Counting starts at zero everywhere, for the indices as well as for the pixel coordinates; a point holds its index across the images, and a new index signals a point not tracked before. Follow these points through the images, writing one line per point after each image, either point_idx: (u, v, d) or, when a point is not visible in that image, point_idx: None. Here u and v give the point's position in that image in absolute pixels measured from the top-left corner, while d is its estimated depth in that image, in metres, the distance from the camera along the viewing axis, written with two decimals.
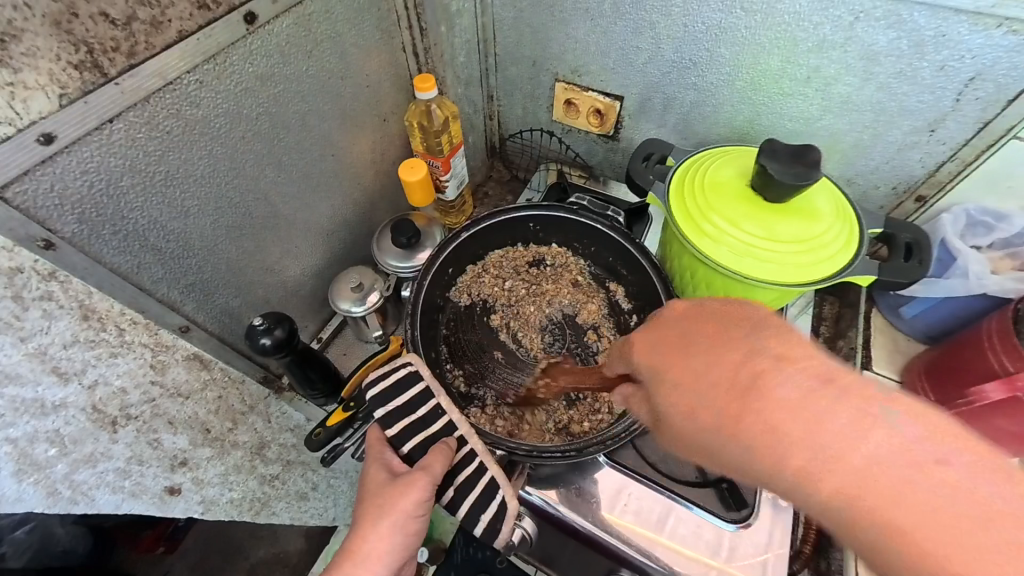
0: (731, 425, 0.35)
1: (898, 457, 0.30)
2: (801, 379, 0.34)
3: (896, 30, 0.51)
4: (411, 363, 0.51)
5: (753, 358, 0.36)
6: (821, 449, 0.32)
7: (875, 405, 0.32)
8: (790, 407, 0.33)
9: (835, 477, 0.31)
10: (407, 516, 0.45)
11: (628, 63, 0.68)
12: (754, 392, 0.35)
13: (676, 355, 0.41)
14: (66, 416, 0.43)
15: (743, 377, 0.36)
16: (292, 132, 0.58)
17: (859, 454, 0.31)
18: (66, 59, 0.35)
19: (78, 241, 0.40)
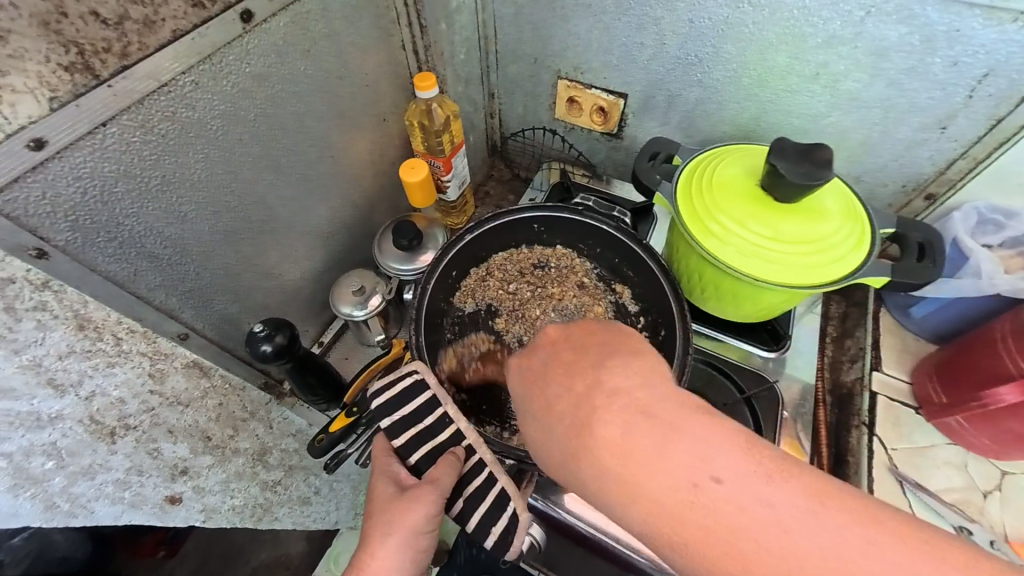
0: (599, 495, 0.29)
1: (768, 519, 0.25)
2: (659, 431, 0.27)
3: (908, 25, 0.50)
4: (417, 370, 0.50)
5: (614, 406, 0.29)
6: (684, 517, 0.26)
7: (734, 446, 0.27)
8: (645, 472, 0.27)
9: (709, 556, 0.25)
10: (416, 531, 0.44)
11: (632, 60, 0.67)
12: (616, 457, 0.28)
13: (537, 400, 0.33)
14: (63, 429, 0.42)
15: (605, 441, 0.28)
16: (289, 133, 0.57)
17: (737, 526, 0.25)
18: (55, 61, 0.33)
19: (72, 250, 0.39)
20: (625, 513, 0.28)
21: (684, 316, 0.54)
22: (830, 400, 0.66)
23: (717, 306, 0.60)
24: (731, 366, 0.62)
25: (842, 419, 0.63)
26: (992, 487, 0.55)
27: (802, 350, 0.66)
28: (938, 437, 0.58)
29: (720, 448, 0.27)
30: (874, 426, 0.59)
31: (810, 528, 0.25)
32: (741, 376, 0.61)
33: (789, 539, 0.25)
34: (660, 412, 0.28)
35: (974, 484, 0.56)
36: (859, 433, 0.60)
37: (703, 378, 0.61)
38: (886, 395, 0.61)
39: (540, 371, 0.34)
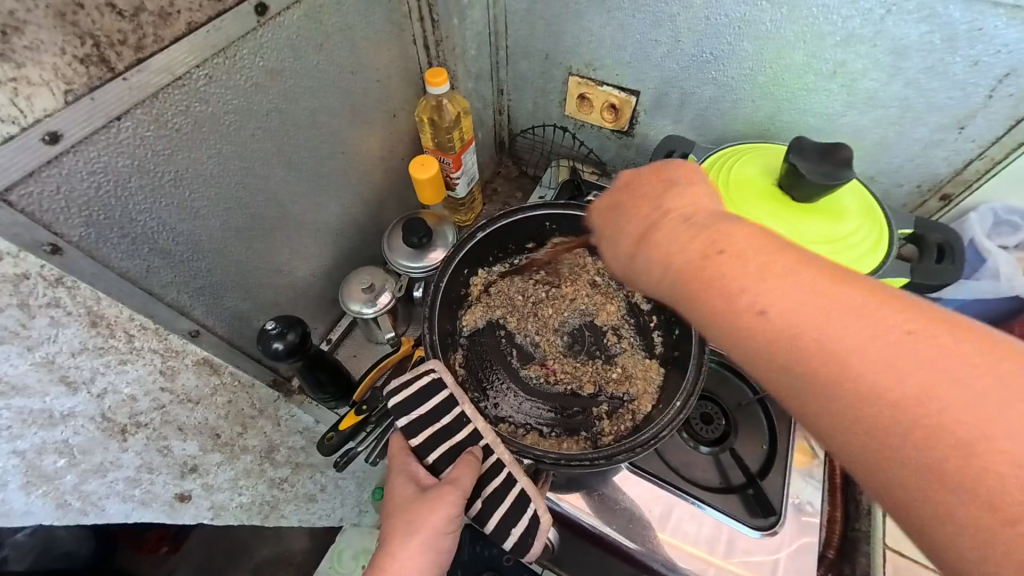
0: (650, 275, 0.38)
1: (781, 275, 0.30)
2: (710, 226, 0.35)
3: (930, 23, 0.50)
4: (435, 368, 0.49)
5: (669, 215, 0.38)
6: (718, 284, 0.32)
7: (770, 237, 0.33)
8: (688, 250, 0.35)
9: (716, 299, 0.32)
10: (439, 531, 0.45)
11: (646, 57, 0.66)
12: (666, 240, 0.36)
13: (613, 224, 0.43)
14: (75, 426, 0.42)
15: (658, 239, 0.37)
16: (301, 129, 0.56)
17: (755, 283, 0.31)
18: (71, 53, 0.33)
19: (86, 245, 0.39)
20: (663, 281, 0.36)
21: None
22: None
23: None
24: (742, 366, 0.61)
25: None
26: None
27: None
28: None
29: (753, 240, 0.33)
30: None
31: (815, 292, 0.29)
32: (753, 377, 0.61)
33: (798, 286, 0.30)
34: (702, 220, 0.36)
35: None
36: None
37: (716, 378, 0.61)
38: None
39: (620, 202, 0.43)
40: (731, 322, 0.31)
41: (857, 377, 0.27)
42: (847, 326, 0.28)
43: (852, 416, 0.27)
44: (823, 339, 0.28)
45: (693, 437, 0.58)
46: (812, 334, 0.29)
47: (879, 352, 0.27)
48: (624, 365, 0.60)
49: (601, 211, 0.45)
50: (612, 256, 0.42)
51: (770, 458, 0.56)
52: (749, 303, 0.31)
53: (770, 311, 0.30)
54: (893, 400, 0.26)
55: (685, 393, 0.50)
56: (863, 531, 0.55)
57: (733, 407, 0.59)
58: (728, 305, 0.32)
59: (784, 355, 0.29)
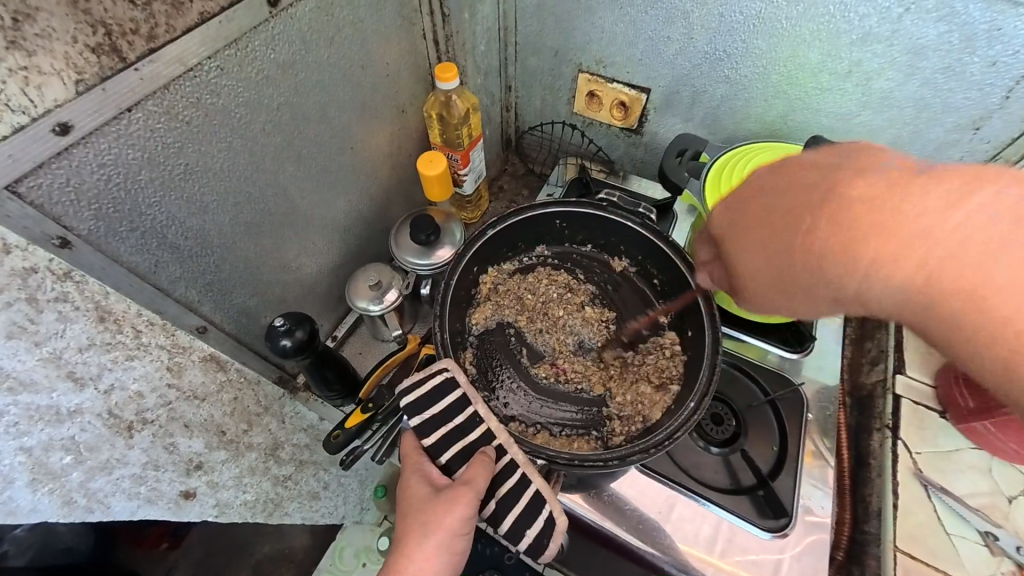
0: (841, 259, 0.35)
1: (972, 225, 0.31)
2: (897, 188, 0.33)
3: (948, 23, 0.49)
4: (448, 368, 0.49)
5: (859, 184, 0.35)
6: (949, 255, 0.32)
7: (988, 191, 0.32)
8: (900, 224, 0.32)
9: (948, 275, 0.32)
10: (453, 533, 0.45)
11: (657, 54, 0.66)
12: (847, 213, 0.34)
13: (760, 215, 0.40)
14: (82, 423, 0.41)
15: (850, 215, 0.34)
16: (312, 123, 0.55)
17: (989, 253, 0.31)
18: (83, 42, 0.32)
19: (95, 239, 0.38)
20: (844, 252, 0.34)
21: (711, 318, 0.53)
22: (848, 401, 0.67)
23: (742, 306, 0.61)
24: (752, 367, 0.61)
25: (862, 422, 0.64)
26: (1017, 492, 0.54)
27: (827, 351, 0.63)
28: (963, 441, 0.57)
29: (976, 200, 0.31)
30: (898, 429, 0.59)
31: None
32: (764, 377, 0.60)
33: (983, 237, 0.31)
34: (904, 185, 0.33)
35: (998, 489, 0.54)
36: (882, 436, 0.59)
37: (725, 378, 0.61)
38: (911, 398, 0.60)
39: (766, 183, 0.41)
40: (912, 282, 0.33)
41: (1016, 308, 0.31)
42: (1011, 265, 0.30)
43: (1013, 345, 0.31)
44: (997, 281, 0.31)
45: (703, 438, 0.57)
46: (977, 276, 0.31)
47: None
48: (634, 364, 0.60)
49: (732, 209, 0.43)
50: (766, 245, 0.39)
51: (780, 460, 0.55)
52: (928, 260, 0.32)
53: (950, 265, 0.32)
54: (1014, 326, 0.31)
55: (698, 393, 0.50)
56: (873, 533, 0.55)
57: (743, 408, 0.59)
58: (919, 268, 0.32)
59: (959, 300, 0.32)
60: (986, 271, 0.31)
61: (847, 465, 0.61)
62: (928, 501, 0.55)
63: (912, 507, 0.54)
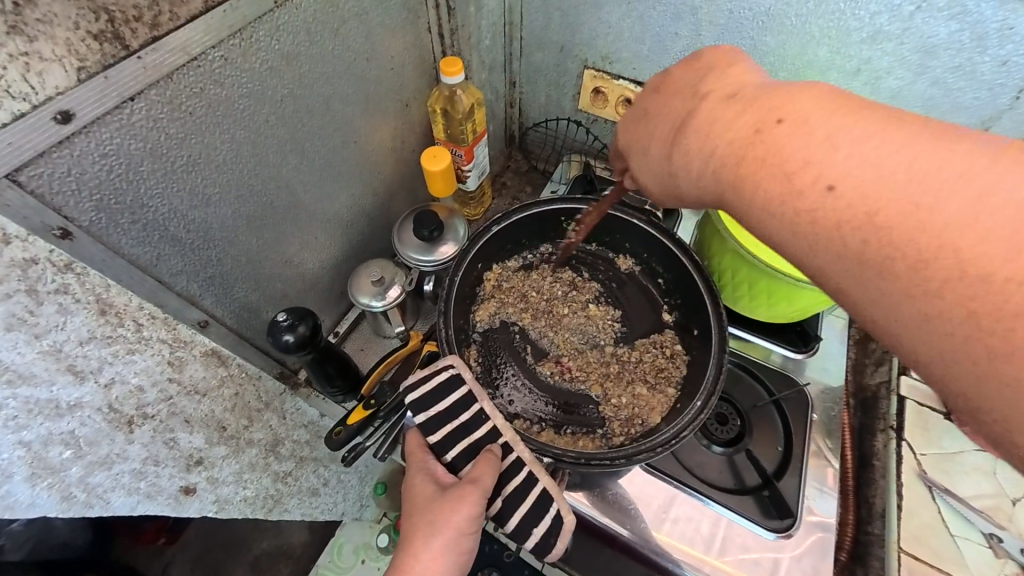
0: (689, 168, 0.37)
1: (804, 121, 0.31)
2: (735, 103, 0.35)
3: (960, 22, 0.49)
4: (453, 365, 0.48)
5: (703, 101, 0.38)
6: (768, 151, 0.32)
7: (815, 93, 0.32)
8: (725, 129, 0.34)
9: (770, 172, 0.31)
10: (460, 531, 0.44)
11: (665, 51, 0.65)
12: (698, 126, 0.37)
13: (641, 139, 0.43)
14: (82, 417, 0.40)
15: (693, 127, 0.37)
16: (315, 116, 0.54)
17: (803, 144, 0.30)
18: (85, 29, 0.31)
19: (97, 230, 0.37)
20: (688, 159, 0.37)
21: (720, 318, 0.53)
22: (853, 402, 0.67)
23: (746, 306, 0.60)
24: (758, 367, 0.61)
25: (867, 423, 0.63)
26: (1021, 494, 0.54)
27: (832, 351, 0.63)
28: (967, 443, 0.57)
29: (800, 100, 0.32)
30: (902, 430, 0.59)
31: (871, 136, 0.29)
32: (770, 378, 0.60)
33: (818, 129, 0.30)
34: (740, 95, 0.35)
35: (1002, 491, 0.54)
36: (886, 437, 0.59)
37: (731, 378, 0.60)
38: (915, 399, 0.60)
39: (643, 111, 0.43)
40: (738, 176, 0.33)
41: (837, 192, 0.29)
42: (846, 154, 0.29)
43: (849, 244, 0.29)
44: (825, 168, 0.29)
45: (707, 437, 0.57)
46: (807, 164, 0.30)
47: (873, 167, 0.28)
48: (638, 362, 0.60)
49: (626, 126, 0.45)
50: (642, 165, 0.43)
51: (786, 460, 0.55)
52: (756, 154, 0.32)
53: (779, 156, 0.31)
54: (867, 221, 0.28)
55: (705, 392, 0.49)
56: (877, 534, 0.55)
57: (748, 407, 0.59)
58: (742, 162, 0.33)
59: (785, 196, 0.31)
60: (804, 166, 0.30)
61: (851, 466, 0.61)
62: (931, 502, 0.55)
63: (916, 509, 0.54)
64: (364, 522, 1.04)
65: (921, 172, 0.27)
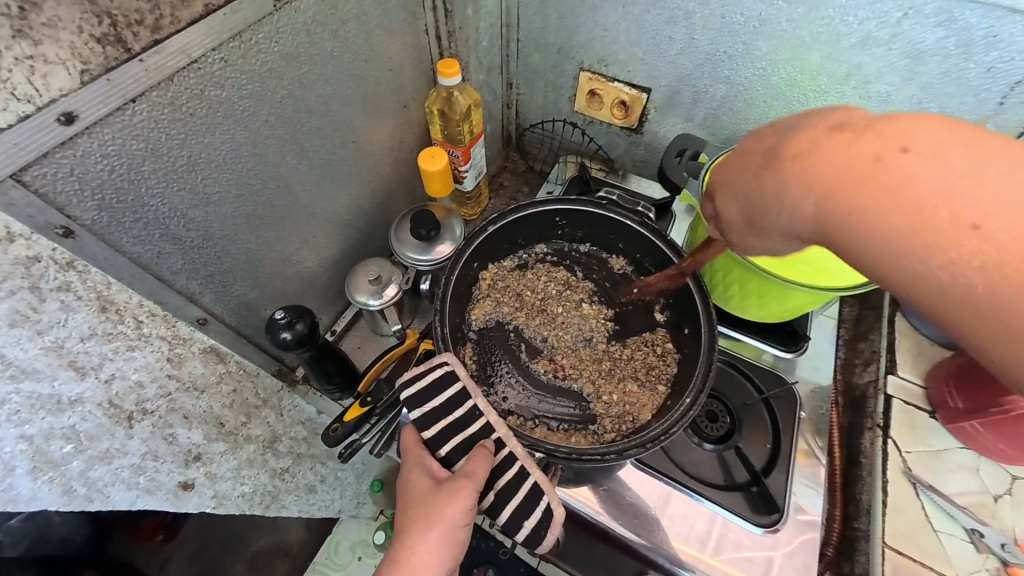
0: (792, 201, 0.34)
1: (933, 152, 0.29)
2: (845, 132, 0.33)
3: (946, 28, 0.50)
4: (448, 362, 0.49)
5: (800, 131, 0.35)
6: (897, 185, 0.29)
7: (932, 122, 0.30)
8: (839, 159, 0.32)
9: (898, 207, 0.29)
10: (454, 523, 0.45)
11: (660, 54, 0.66)
12: (797, 157, 0.34)
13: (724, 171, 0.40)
14: (83, 412, 0.41)
15: (794, 157, 0.34)
16: (314, 116, 0.55)
17: (936, 178, 0.28)
18: (88, 32, 0.32)
19: (98, 229, 0.38)
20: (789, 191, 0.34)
21: (709, 317, 0.54)
22: (842, 401, 0.68)
23: (737, 305, 0.62)
24: (749, 366, 0.62)
25: (856, 421, 0.64)
26: (1003, 491, 0.55)
27: (821, 351, 0.64)
28: (953, 441, 0.58)
29: (919, 131, 0.30)
30: (889, 428, 0.60)
31: (998, 169, 0.28)
32: (760, 376, 0.61)
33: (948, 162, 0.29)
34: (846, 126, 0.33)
35: (986, 488, 0.56)
36: (872, 435, 0.60)
37: (722, 376, 0.61)
38: (902, 398, 0.61)
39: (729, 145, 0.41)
40: (859, 211, 0.31)
41: (975, 230, 0.27)
42: (981, 190, 0.28)
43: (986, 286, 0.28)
44: (962, 203, 0.28)
45: (698, 434, 0.58)
46: (940, 199, 0.28)
47: (1006, 202, 0.27)
48: (630, 360, 0.61)
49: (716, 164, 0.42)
50: (723, 198, 0.40)
51: (775, 457, 0.56)
52: (878, 187, 0.30)
53: (903, 189, 0.29)
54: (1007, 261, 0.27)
55: (694, 390, 0.50)
56: (863, 530, 0.56)
57: (738, 405, 0.60)
58: (867, 195, 0.30)
59: (917, 235, 0.29)
60: (940, 202, 0.28)
61: (839, 464, 0.62)
62: (916, 498, 0.56)
63: (901, 505, 0.56)
64: (361, 519, 1.04)
65: None
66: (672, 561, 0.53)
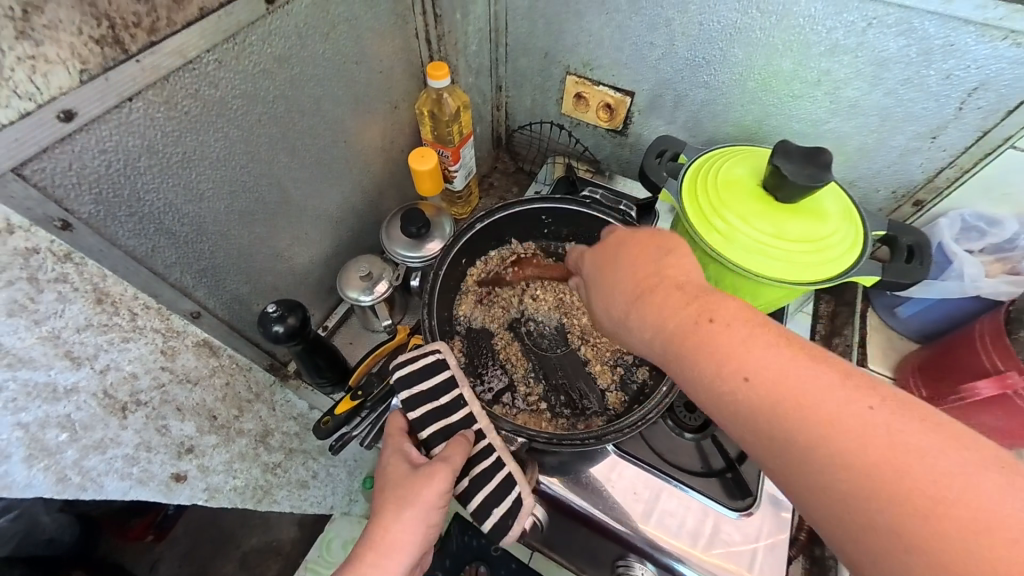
0: (642, 334, 0.41)
1: (745, 333, 0.36)
2: (688, 293, 0.39)
3: (907, 38, 0.53)
4: (439, 350, 0.53)
5: (663, 279, 0.41)
6: (712, 347, 0.36)
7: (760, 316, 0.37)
8: (678, 316, 0.38)
9: (713, 369, 0.35)
10: (430, 507, 0.46)
11: (641, 59, 0.68)
12: (655, 297, 0.40)
13: (607, 271, 0.46)
14: (78, 401, 0.42)
15: (650, 301, 0.40)
16: (306, 116, 0.57)
17: (747, 355, 0.35)
18: (88, 34, 0.34)
19: (94, 222, 0.40)
20: (640, 322, 0.41)
21: None
22: None
23: None
24: None
25: None
26: None
27: None
28: None
29: (742, 315, 0.37)
30: None
31: (812, 369, 0.33)
32: None
33: (767, 343, 0.35)
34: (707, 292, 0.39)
35: None
36: None
37: None
38: None
39: (614, 256, 0.46)
40: (689, 361, 0.37)
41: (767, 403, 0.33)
42: (784, 380, 0.33)
43: (779, 455, 0.33)
44: (761, 383, 0.34)
45: (677, 425, 0.60)
46: (744, 367, 0.34)
47: (797, 389, 0.33)
48: (612, 350, 0.63)
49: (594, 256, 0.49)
50: (601, 305, 0.45)
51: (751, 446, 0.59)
52: (704, 349, 0.36)
53: (716, 354, 0.36)
54: (777, 428, 0.33)
55: (672, 378, 0.53)
56: None
57: None
58: (696, 352, 0.36)
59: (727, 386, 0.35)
60: (742, 381, 0.34)
61: None
62: None
63: None
64: (353, 517, 1.04)
65: (859, 432, 0.30)
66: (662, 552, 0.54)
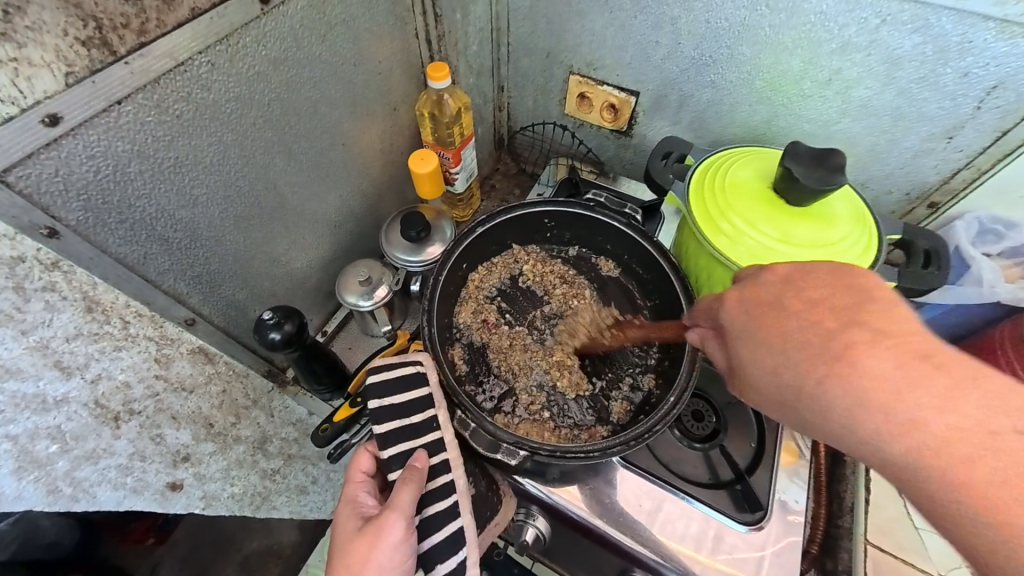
0: (845, 415, 0.32)
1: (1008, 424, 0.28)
2: (921, 364, 0.30)
3: (922, 35, 0.51)
4: (420, 362, 0.53)
5: (884, 343, 0.31)
6: (963, 434, 0.28)
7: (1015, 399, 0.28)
8: (916, 399, 0.29)
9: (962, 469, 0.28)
10: (376, 567, 0.45)
11: (647, 58, 0.67)
12: (863, 365, 0.31)
13: (773, 321, 0.36)
14: (68, 412, 0.41)
15: (862, 366, 0.31)
16: (303, 118, 0.56)
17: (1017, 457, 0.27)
18: (73, 35, 0.33)
19: (83, 229, 0.38)
20: (845, 398, 0.31)
21: None
22: None
23: None
24: None
25: None
26: None
27: None
28: None
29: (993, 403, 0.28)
30: None
31: None
32: None
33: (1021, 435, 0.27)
34: (934, 360, 0.30)
35: None
36: None
37: (708, 376, 0.62)
38: None
39: (783, 303, 0.36)
40: (926, 451, 0.29)
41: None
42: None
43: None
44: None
45: (684, 434, 0.59)
46: (1005, 467, 0.27)
47: None
48: (619, 357, 0.62)
49: (739, 299, 0.39)
50: (768, 366, 0.36)
51: (758, 457, 0.57)
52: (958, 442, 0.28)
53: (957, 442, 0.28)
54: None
55: (678, 388, 0.51)
56: (846, 527, 0.57)
57: (723, 404, 0.61)
58: (942, 443, 0.29)
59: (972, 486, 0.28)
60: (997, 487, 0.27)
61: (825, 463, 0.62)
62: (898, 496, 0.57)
63: (882, 502, 0.57)
64: None
65: None
66: (665, 565, 0.52)
